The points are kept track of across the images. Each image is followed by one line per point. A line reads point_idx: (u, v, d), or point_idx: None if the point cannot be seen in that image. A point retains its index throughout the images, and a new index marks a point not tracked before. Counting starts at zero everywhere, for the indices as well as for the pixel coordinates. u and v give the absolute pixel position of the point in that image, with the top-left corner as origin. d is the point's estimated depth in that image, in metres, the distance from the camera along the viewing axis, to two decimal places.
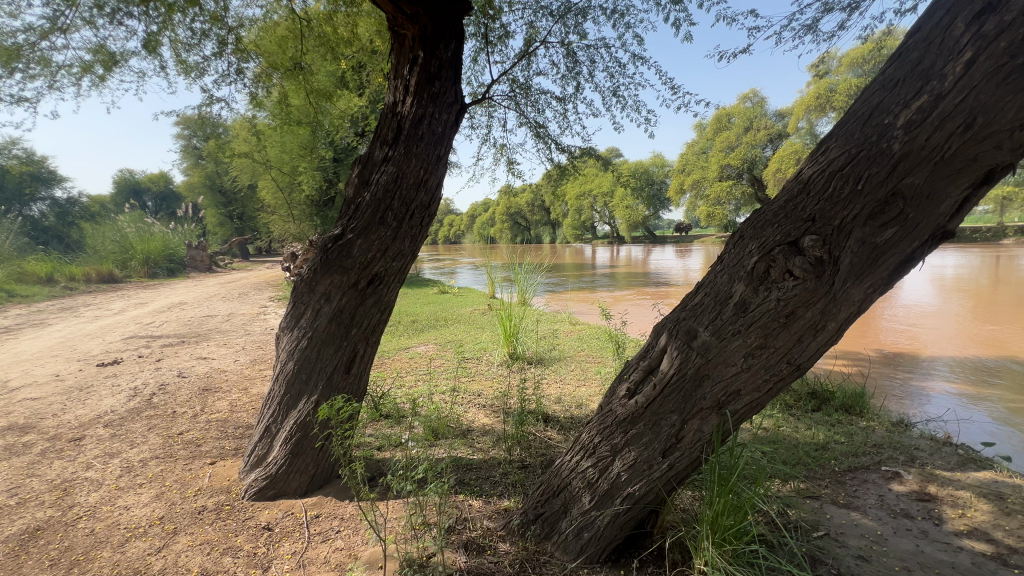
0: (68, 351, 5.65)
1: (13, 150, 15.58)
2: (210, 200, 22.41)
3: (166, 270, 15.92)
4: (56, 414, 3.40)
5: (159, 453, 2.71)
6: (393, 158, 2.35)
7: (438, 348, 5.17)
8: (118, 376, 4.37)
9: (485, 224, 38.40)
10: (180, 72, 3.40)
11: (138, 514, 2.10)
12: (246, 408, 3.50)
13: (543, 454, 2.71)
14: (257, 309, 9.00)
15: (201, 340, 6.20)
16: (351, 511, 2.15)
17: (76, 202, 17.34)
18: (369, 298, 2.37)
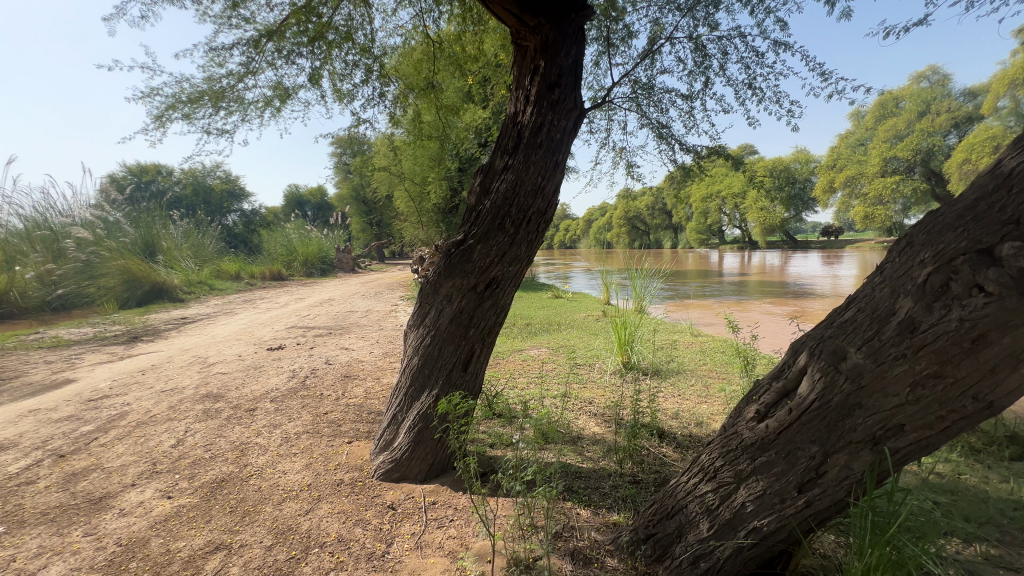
0: (248, 336, 6.86)
1: (217, 172, 19.47)
2: (356, 210, 25.52)
3: (320, 270, 18.52)
4: (238, 387, 4.15)
5: (310, 429, 3.14)
6: (513, 166, 2.43)
7: (551, 352, 5.23)
8: (282, 360, 5.18)
9: (601, 229, 37.82)
10: (336, 99, 3.93)
11: (292, 479, 2.46)
12: (378, 396, 3.90)
13: (657, 472, 2.58)
14: (389, 307, 9.99)
15: (344, 332, 7.08)
16: (464, 502, 2.26)
17: (257, 213, 21.04)
18: (486, 301, 2.48)
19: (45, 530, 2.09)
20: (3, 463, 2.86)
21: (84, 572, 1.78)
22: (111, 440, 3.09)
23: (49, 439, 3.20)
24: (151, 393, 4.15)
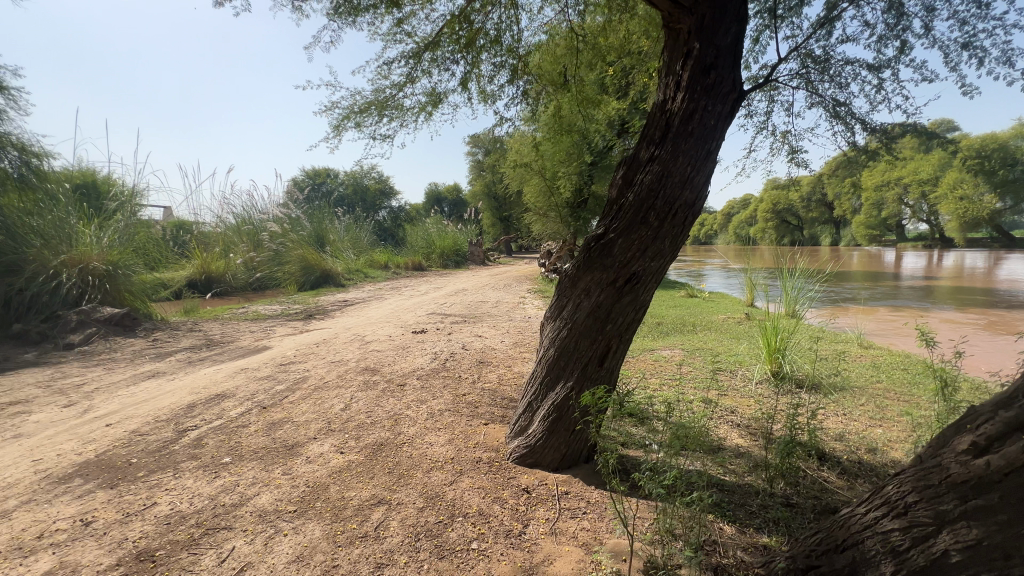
0: (396, 319, 7.68)
1: (373, 173, 22.05)
2: (488, 205, 26.87)
3: (454, 262, 19.93)
4: (391, 364, 4.68)
5: (451, 407, 3.41)
6: (659, 157, 2.33)
7: (686, 354, 4.93)
8: (425, 342, 5.71)
9: (743, 224, 34.38)
10: (482, 100, 4.16)
11: (437, 451, 2.70)
12: (510, 383, 4.08)
13: (817, 498, 2.28)
14: (517, 299, 10.36)
15: (477, 321, 7.53)
16: (597, 497, 2.26)
17: (403, 209, 23.39)
18: (625, 296, 2.42)
19: (256, 465, 2.62)
20: (227, 408, 3.64)
21: (284, 504, 2.19)
22: (297, 398, 3.73)
23: (255, 393, 3.98)
24: (324, 363, 4.90)
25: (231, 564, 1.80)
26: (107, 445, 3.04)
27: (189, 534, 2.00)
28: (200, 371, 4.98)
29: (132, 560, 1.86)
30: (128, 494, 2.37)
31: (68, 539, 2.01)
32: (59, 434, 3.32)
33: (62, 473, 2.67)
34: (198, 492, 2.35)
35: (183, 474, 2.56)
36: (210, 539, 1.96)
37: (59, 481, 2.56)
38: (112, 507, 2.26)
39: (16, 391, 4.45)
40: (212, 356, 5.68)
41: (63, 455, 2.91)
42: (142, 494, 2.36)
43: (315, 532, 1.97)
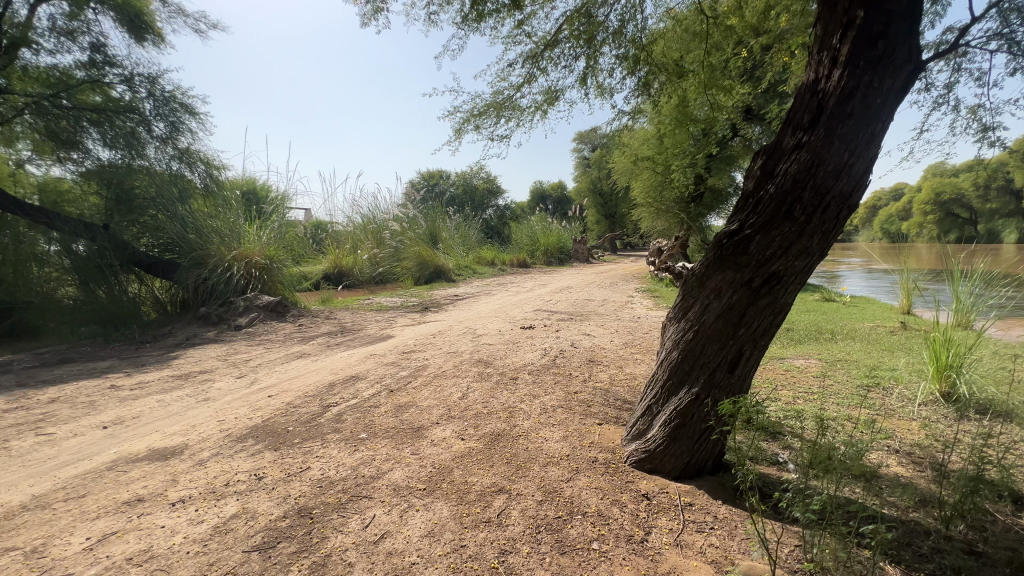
0: (505, 314, 7.92)
1: (482, 174, 22.99)
2: (593, 202, 26.52)
3: (558, 259, 19.96)
4: (503, 358, 4.84)
5: (564, 404, 3.42)
6: (808, 143, 2.08)
7: (824, 366, 4.38)
8: (534, 338, 5.80)
9: (893, 218, 29.60)
10: (598, 94, 4.09)
11: (553, 446, 2.72)
12: (623, 384, 3.96)
13: (1013, 549, 1.88)
14: (625, 298, 10.06)
15: (584, 319, 7.47)
16: (725, 514, 2.11)
17: (509, 208, 24.05)
18: (763, 298, 2.22)
19: (388, 443, 2.87)
20: (361, 389, 4.05)
21: (414, 481, 2.37)
22: (420, 385, 4.03)
23: (383, 377, 4.38)
24: (441, 353, 5.22)
25: (373, 530, 2.00)
26: (270, 413, 3.56)
27: (337, 499, 2.26)
28: (337, 354, 5.61)
29: (295, 514, 2.15)
30: (288, 457, 2.75)
31: (247, 489, 2.39)
32: (235, 401, 3.97)
33: (238, 433, 3.19)
34: (342, 462, 2.65)
35: (330, 444, 2.91)
36: (354, 505, 2.20)
37: (237, 440, 3.06)
38: (277, 466, 2.64)
39: (203, 362, 5.42)
40: (347, 342, 6.37)
41: (238, 418, 3.48)
42: (299, 458, 2.72)
43: (443, 511, 2.10)
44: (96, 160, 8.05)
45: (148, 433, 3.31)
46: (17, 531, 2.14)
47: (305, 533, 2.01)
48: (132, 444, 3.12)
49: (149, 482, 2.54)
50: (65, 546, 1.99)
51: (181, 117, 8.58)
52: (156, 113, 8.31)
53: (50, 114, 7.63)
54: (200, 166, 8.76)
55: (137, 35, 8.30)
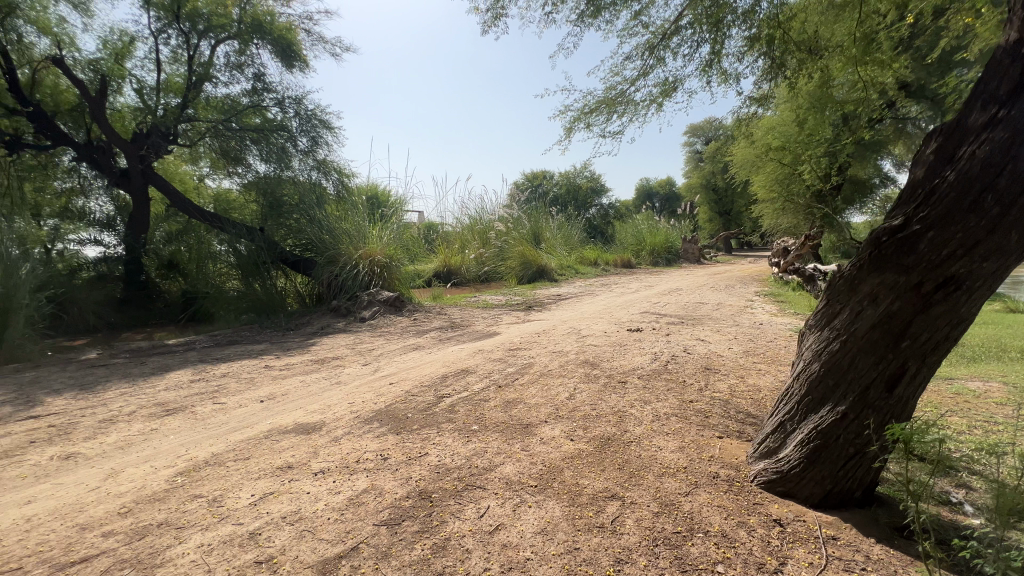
0: (610, 316, 7.74)
1: (586, 172, 22.87)
2: (705, 198, 24.89)
3: (666, 260, 18.97)
4: (609, 360, 4.73)
5: (678, 413, 3.23)
6: (1006, 119, 1.71)
7: (1010, 391, 3.60)
8: (642, 341, 5.58)
9: None
10: (721, 80, 3.80)
11: (668, 457, 2.58)
12: (745, 396, 3.63)
13: None
14: (743, 302, 9.24)
15: (696, 323, 7.00)
16: (882, 556, 1.83)
17: (613, 207, 23.52)
18: (936, 306, 1.87)
19: (499, 436, 2.96)
20: (472, 382, 4.23)
21: (526, 477, 2.41)
22: (527, 382, 4.10)
23: (491, 372, 4.53)
24: (546, 352, 5.25)
25: (488, 520, 2.07)
26: (393, 399, 3.88)
27: (454, 485, 2.38)
28: (448, 348, 5.93)
29: (416, 495, 2.30)
30: (410, 441, 2.97)
31: (375, 468, 2.62)
32: (362, 386, 4.39)
33: (366, 415, 3.51)
34: (456, 451, 2.78)
35: (444, 433, 3.07)
36: (470, 493, 2.29)
37: (364, 422, 3.37)
38: (399, 449, 2.86)
39: (335, 350, 6.09)
40: (457, 337, 6.71)
41: (365, 402, 3.83)
42: (419, 444, 2.92)
43: (555, 511, 2.11)
44: (255, 172, 9.50)
45: (295, 409, 3.80)
46: (202, 481, 2.58)
47: (426, 515, 2.14)
48: (283, 417, 3.61)
49: (297, 452, 2.91)
50: (236, 499, 2.36)
51: (320, 132, 9.75)
52: (301, 130, 9.56)
53: (223, 136, 9.18)
54: (334, 175, 9.87)
55: (288, 62, 9.55)
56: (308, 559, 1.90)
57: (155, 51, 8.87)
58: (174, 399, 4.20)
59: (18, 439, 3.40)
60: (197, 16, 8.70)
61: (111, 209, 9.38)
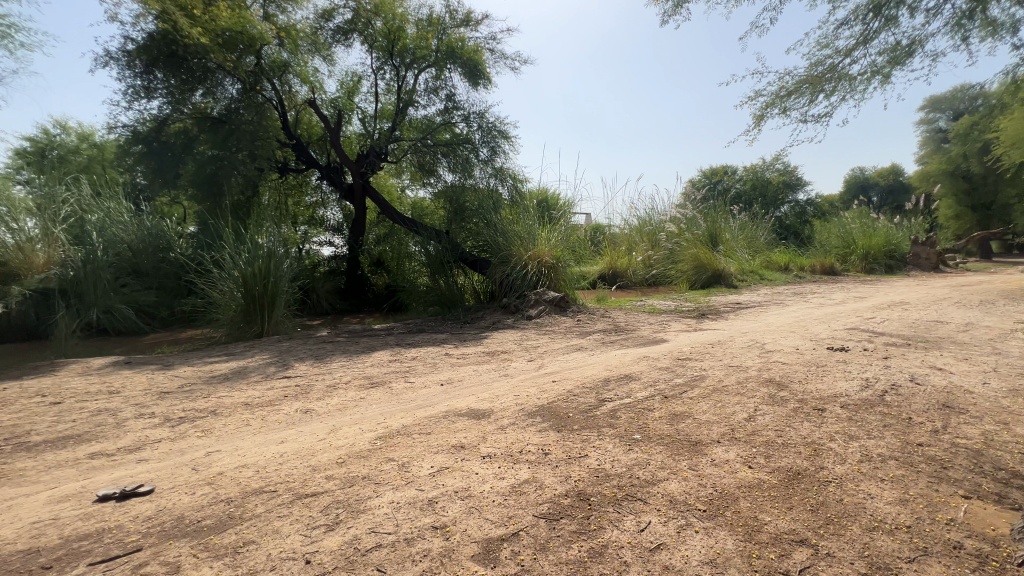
0: (804, 330, 6.63)
1: (777, 164, 20.17)
2: (949, 187, 19.58)
3: (886, 267, 15.36)
4: (802, 382, 4.04)
5: (900, 457, 2.58)
6: None
7: None
8: (848, 364, 4.64)
9: None
10: None
11: (882, 508, 2.09)
12: (1010, 449, 2.72)
13: None
14: (1010, 323, 6.96)
15: (930, 347, 5.53)
16: None
17: (812, 203, 20.17)
18: None
19: (664, 450, 2.78)
20: (635, 389, 4.08)
21: (693, 499, 2.22)
22: (697, 396, 3.77)
23: (656, 381, 4.30)
24: (721, 365, 4.76)
25: (649, 536, 1.98)
26: (555, 397, 3.97)
27: (613, 493, 2.32)
28: (611, 352, 5.83)
29: (575, 495, 2.31)
30: (570, 441, 2.99)
31: (536, 461, 2.71)
32: (526, 381, 4.60)
33: (529, 409, 3.66)
34: (617, 458, 2.71)
35: (605, 437, 3.02)
36: (630, 504, 2.21)
37: (528, 415, 3.52)
38: (560, 447, 2.90)
39: (504, 344, 6.52)
40: (621, 341, 6.54)
41: (529, 396, 4.01)
42: (579, 444, 2.93)
43: (727, 543, 1.91)
44: (444, 182, 10.78)
45: (468, 395, 4.18)
46: (394, 447, 3.03)
47: (584, 517, 2.14)
48: (458, 401, 4.01)
49: (468, 434, 3.20)
50: (419, 467, 2.70)
51: (498, 142, 10.66)
52: (482, 141, 10.59)
53: (421, 152, 10.61)
54: (509, 181, 10.77)
55: (474, 81, 10.61)
56: (475, 535, 2.06)
57: (376, 86, 10.74)
58: (377, 375, 5.02)
59: (278, 392, 4.48)
60: (405, 52, 10.23)
61: (341, 217, 11.73)
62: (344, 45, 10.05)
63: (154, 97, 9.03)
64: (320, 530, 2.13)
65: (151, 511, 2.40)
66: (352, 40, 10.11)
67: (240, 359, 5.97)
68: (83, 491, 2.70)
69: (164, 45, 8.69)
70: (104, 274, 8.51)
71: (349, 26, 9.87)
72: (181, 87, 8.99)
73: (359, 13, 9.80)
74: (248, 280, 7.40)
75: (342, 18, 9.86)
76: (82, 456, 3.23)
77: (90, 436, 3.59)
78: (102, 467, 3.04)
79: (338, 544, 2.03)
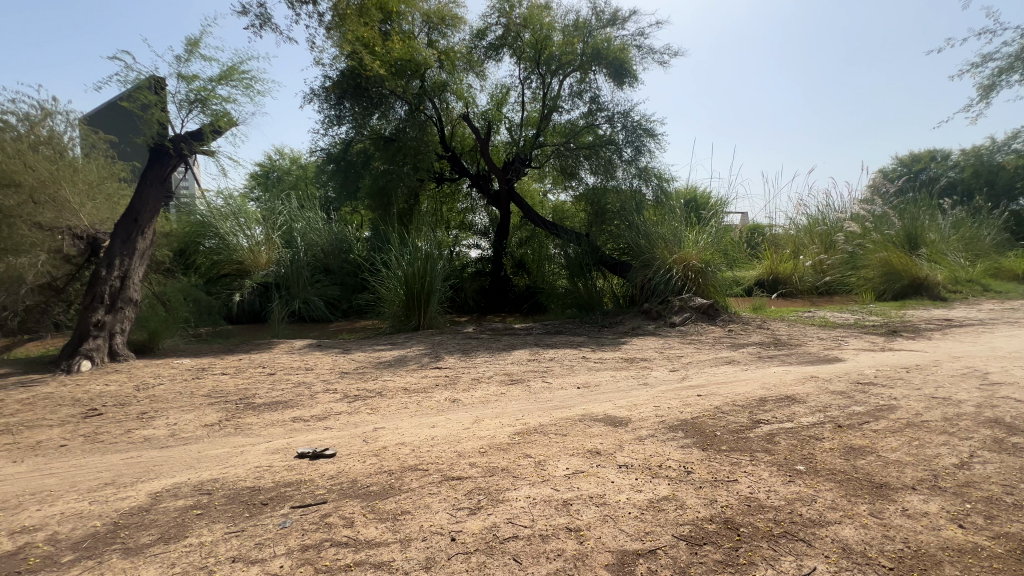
0: None
1: (1013, 144, 15.75)
2: None
3: None
4: None
5: None
6: None
7: None
8: None
9: None
10: None
11: None
12: None
13: None
14: None
15: None
16: None
17: None
18: None
19: (835, 488, 2.39)
20: (798, 413, 3.57)
21: (877, 552, 1.92)
22: (884, 429, 3.15)
23: (827, 406, 3.70)
24: (919, 395, 3.89)
25: None
26: (700, 412, 3.69)
27: (769, 527, 2.09)
28: (769, 368, 5.19)
29: (721, 522, 2.14)
30: (716, 462, 2.75)
31: (677, 478, 2.56)
32: (668, 392, 4.36)
33: (671, 422, 3.47)
34: (774, 488, 2.41)
35: (759, 463, 2.71)
36: (791, 543, 1.98)
37: (669, 429, 3.34)
38: (704, 467, 2.69)
39: (644, 351, 6.26)
40: (782, 357, 5.79)
41: (670, 408, 3.79)
42: (727, 467, 2.68)
43: None
44: (585, 185, 10.79)
45: (605, 401, 4.12)
46: (532, 444, 3.13)
47: (732, 548, 1.97)
48: (594, 406, 3.98)
49: (605, 440, 3.15)
50: (554, 467, 2.75)
51: (643, 140, 10.32)
52: (626, 141, 10.34)
53: (564, 156, 10.78)
54: (654, 181, 10.36)
55: (619, 80, 10.48)
56: (609, 544, 2.03)
57: (522, 96, 11.24)
58: (517, 372, 5.25)
59: (430, 381, 4.99)
60: (551, 59, 10.47)
61: (487, 221, 12.54)
62: (494, 60, 10.73)
63: (342, 124, 10.72)
64: (464, 512, 2.31)
65: (333, 472, 2.87)
66: (502, 54, 10.74)
67: (400, 349, 6.78)
68: (288, 447, 3.35)
69: (352, 80, 10.32)
70: (303, 271, 10.58)
71: (500, 42, 10.51)
72: (363, 113, 10.50)
73: (509, 28, 10.36)
74: (409, 279, 8.37)
75: (494, 35, 10.54)
76: (287, 418, 4.01)
77: (292, 403, 4.43)
78: (300, 429, 3.74)
79: (479, 528, 2.18)
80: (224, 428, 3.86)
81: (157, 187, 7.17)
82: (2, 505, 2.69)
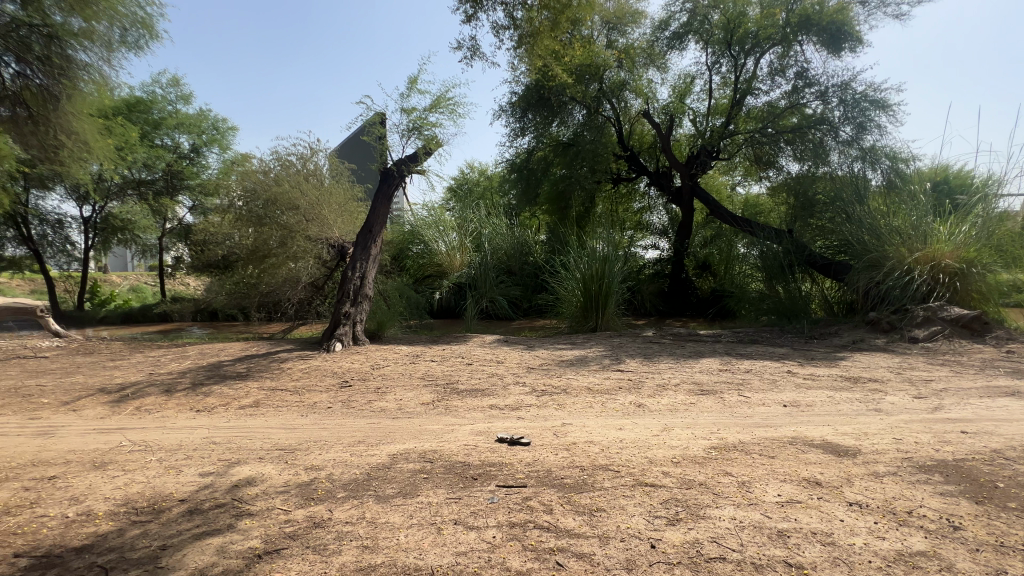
0: None
1: None
2: None
3: None
4: None
5: None
6: None
7: None
8: None
9: None
10: None
11: None
12: None
13: None
14: None
15: None
16: None
17: None
18: None
19: None
20: None
21: None
22: None
23: None
24: None
25: None
26: (968, 453, 2.88)
27: None
28: None
29: None
30: (1001, 522, 2.11)
31: (939, 533, 2.05)
32: (914, 423, 3.50)
33: (922, 461, 2.78)
34: None
35: None
36: None
37: (921, 469, 2.69)
38: (983, 526, 2.09)
39: (873, 370, 5.17)
40: None
41: (919, 444, 3.04)
42: (1021, 532, 2.04)
43: None
44: (787, 173, 9.50)
45: (821, 424, 3.53)
46: (732, 462, 2.87)
47: None
48: (808, 429, 3.44)
49: (826, 470, 2.70)
50: (762, 491, 2.47)
51: (871, 115, 8.63)
52: (845, 118, 8.74)
53: (759, 143, 9.57)
54: (884, 162, 8.54)
55: (836, 47, 9.04)
56: None
57: (709, 83, 10.35)
58: (707, 382, 4.86)
59: (613, 383, 4.97)
60: (747, 37, 9.42)
61: (666, 220, 12.06)
62: (678, 49, 10.14)
63: (525, 135, 11.37)
64: (662, 521, 2.25)
65: (529, 459, 3.09)
66: (687, 41, 10.08)
67: (581, 349, 6.93)
68: (489, 431, 3.73)
69: (535, 92, 10.74)
70: (490, 272, 11.68)
71: (684, 29, 9.81)
72: (544, 122, 10.94)
73: (695, 12, 9.56)
74: (587, 280, 8.46)
75: (678, 22, 9.93)
76: (486, 405, 4.47)
77: (488, 391, 4.92)
78: (497, 416, 4.13)
79: (680, 541, 2.10)
80: (437, 407, 4.51)
81: (385, 203, 8.73)
82: (298, 446, 3.63)
